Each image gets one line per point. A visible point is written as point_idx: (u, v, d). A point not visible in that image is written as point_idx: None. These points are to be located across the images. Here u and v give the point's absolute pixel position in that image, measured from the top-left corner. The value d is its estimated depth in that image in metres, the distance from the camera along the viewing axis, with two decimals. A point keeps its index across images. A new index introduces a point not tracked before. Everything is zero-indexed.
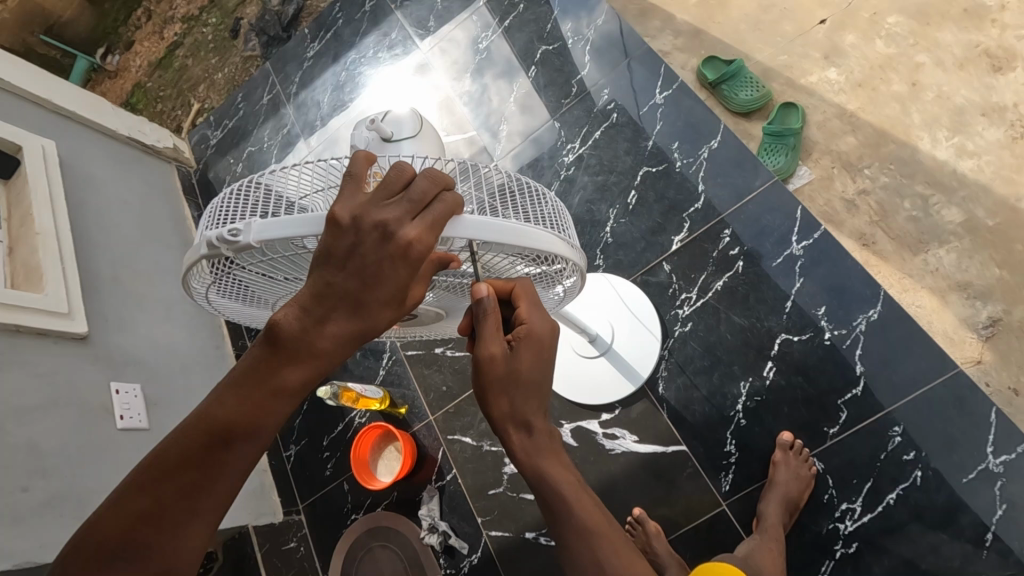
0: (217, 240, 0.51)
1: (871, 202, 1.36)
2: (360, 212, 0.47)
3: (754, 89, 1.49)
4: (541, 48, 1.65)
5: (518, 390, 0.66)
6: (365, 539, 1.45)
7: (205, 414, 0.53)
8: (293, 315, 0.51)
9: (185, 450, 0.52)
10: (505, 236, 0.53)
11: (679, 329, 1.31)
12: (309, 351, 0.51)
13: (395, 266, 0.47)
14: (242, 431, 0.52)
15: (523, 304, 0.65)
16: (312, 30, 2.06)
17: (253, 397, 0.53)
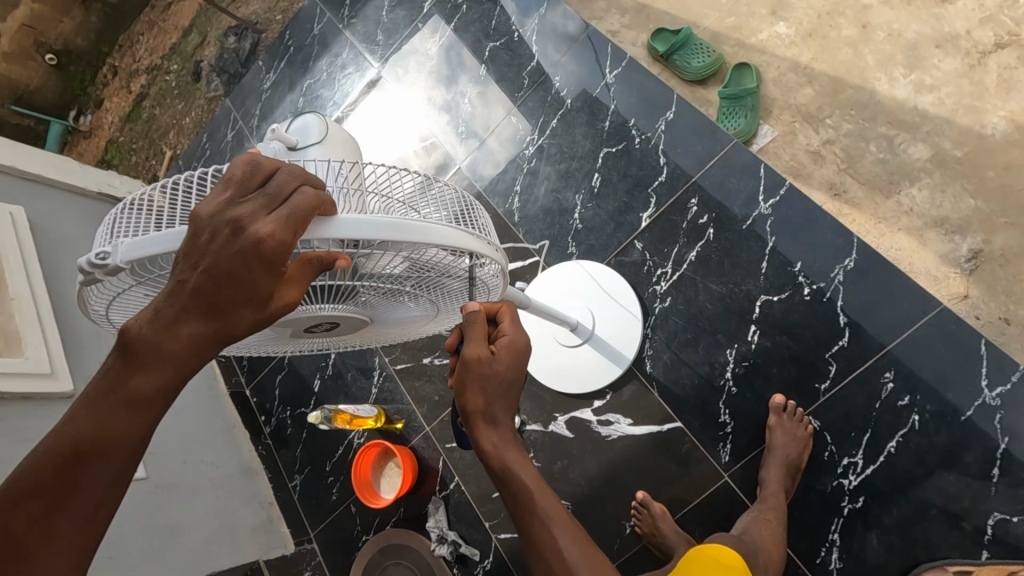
0: (88, 263, 0.51)
1: (836, 151, 1.33)
2: (217, 209, 0.48)
3: (705, 55, 1.47)
4: (490, 45, 1.64)
5: (494, 389, 0.67)
6: (378, 560, 1.41)
7: (55, 433, 0.48)
8: (143, 319, 0.49)
9: (37, 473, 0.48)
10: (394, 231, 0.52)
11: (660, 306, 1.30)
12: (162, 354, 0.49)
13: (246, 261, 0.47)
14: (96, 445, 0.48)
15: (507, 322, 0.70)
16: (268, 62, 2.07)
17: (108, 408, 0.49)
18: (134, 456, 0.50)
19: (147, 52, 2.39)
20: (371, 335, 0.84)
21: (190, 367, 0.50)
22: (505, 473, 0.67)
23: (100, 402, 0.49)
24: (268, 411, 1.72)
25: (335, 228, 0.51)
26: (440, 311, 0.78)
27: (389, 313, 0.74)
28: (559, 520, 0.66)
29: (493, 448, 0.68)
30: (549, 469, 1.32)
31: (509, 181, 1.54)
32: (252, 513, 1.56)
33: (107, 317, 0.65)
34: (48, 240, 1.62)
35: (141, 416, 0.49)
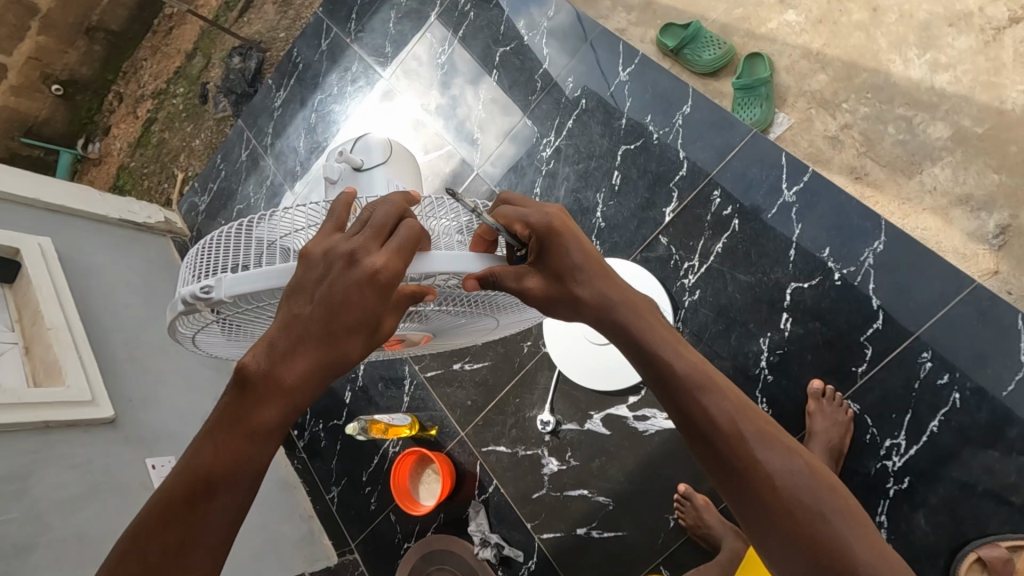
0: (191, 296, 0.54)
1: (855, 134, 1.34)
2: (330, 246, 0.53)
3: (715, 47, 1.48)
4: (499, 50, 1.66)
5: (575, 288, 0.67)
6: (421, 565, 1.42)
7: (185, 467, 0.52)
8: (261, 353, 0.52)
9: (168, 502, 0.51)
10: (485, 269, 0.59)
11: (689, 299, 1.30)
12: (278, 386, 0.52)
13: (362, 290, 0.51)
14: (222, 476, 0.51)
15: (517, 222, 0.65)
16: (276, 80, 2.09)
17: (230, 439, 0.52)
18: (253, 489, 0.53)
19: (152, 77, 2.42)
20: (416, 351, 0.86)
21: (302, 397, 0.53)
22: (644, 359, 0.67)
23: (225, 433, 0.53)
24: (302, 426, 1.74)
25: (428, 266, 0.54)
26: (496, 327, 0.82)
27: (445, 330, 0.78)
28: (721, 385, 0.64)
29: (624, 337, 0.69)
30: (589, 466, 1.34)
31: (528, 183, 1.55)
32: (294, 526, 1.58)
33: (191, 340, 0.68)
34: (76, 269, 1.65)
35: (261, 449, 0.53)
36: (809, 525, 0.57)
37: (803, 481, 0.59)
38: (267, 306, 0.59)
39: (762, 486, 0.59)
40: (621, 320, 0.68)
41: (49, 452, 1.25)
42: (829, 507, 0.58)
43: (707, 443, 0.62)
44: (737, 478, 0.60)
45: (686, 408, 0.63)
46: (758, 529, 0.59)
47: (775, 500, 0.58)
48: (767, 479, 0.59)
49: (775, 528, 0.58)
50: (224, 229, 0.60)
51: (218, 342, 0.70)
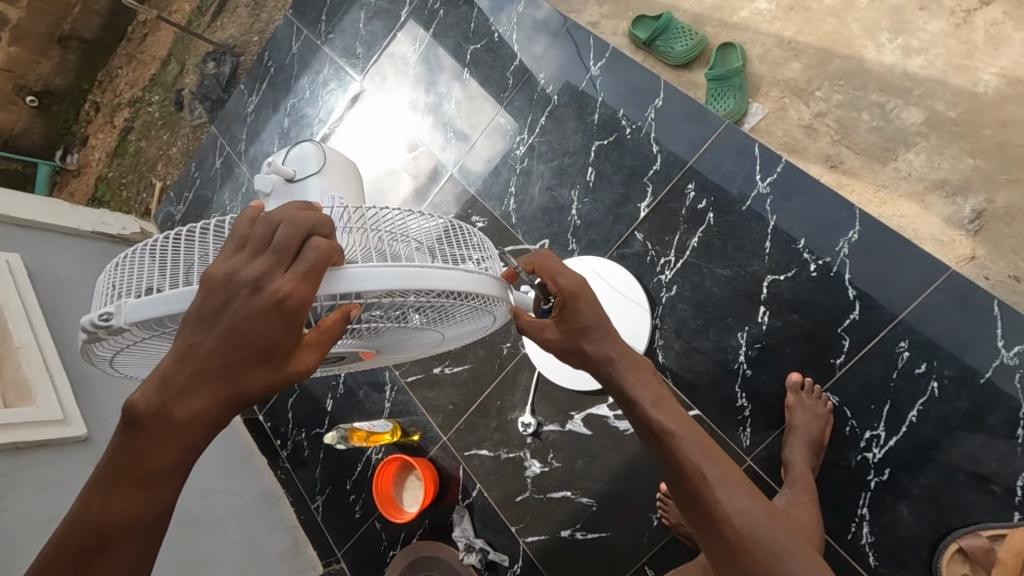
0: (91, 324, 0.53)
1: (830, 122, 1.33)
2: (231, 271, 0.51)
3: (688, 38, 1.47)
4: (470, 48, 1.63)
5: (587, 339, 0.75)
6: (409, 572, 1.40)
7: (78, 516, 0.50)
8: (153, 391, 0.50)
9: (66, 551, 0.50)
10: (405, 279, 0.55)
11: (666, 295, 1.29)
12: (173, 425, 0.50)
13: (268, 316, 0.50)
14: (121, 525, 0.49)
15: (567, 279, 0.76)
16: (249, 84, 2.06)
17: (122, 487, 0.50)
18: (157, 533, 0.51)
19: (128, 85, 2.38)
20: (372, 363, 0.83)
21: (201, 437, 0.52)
22: (628, 405, 0.74)
23: (119, 484, 0.50)
24: (284, 435, 1.72)
25: (341, 281, 0.53)
26: (443, 340, 0.79)
27: (394, 342, 0.75)
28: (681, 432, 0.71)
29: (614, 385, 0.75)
30: (572, 467, 1.33)
31: (503, 183, 1.53)
32: (279, 538, 1.56)
33: (112, 365, 0.65)
34: (49, 285, 1.62)
35: (160, 493, 0.51)
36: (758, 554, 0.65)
37: (755, 521, 0.66)
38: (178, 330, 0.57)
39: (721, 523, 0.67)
40: (617, 374, 0.75)
41: (20, 474, 1.22)
42: (784, 550, 0.65)
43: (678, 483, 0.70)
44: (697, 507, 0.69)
45: (655, 438, 0.71)
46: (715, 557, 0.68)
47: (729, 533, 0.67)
48: (722, 518, 0.67)
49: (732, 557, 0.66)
50: (137, 247, 0.57)
51: (141, 366, 0.68)
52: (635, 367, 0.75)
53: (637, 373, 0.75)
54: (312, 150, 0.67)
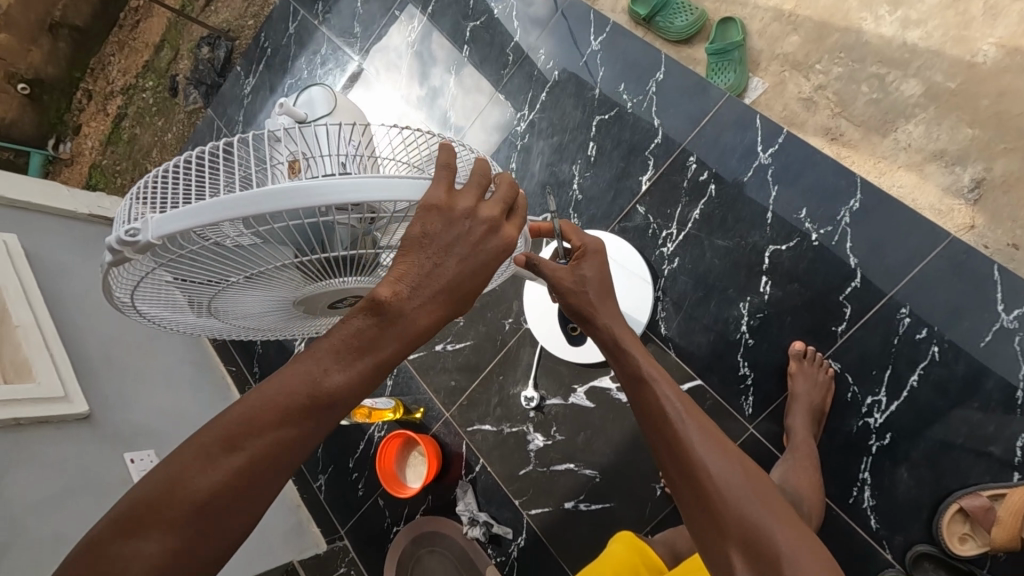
0: (117, 241, 0.52)
1: (829, 95, 1.33)
2: (456, 214, 0.56)
3: (688, 13, 1.47)
4: (469, 25, 1.62)
5: (592, 292, 0.85)
6: (412, 549, 1.42)
7: (298, 381, 0.55)
8: (396, 293, 0.56)
9: (277, 408, 0.54)
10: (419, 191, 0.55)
11: (668, 267, 1.29)
12: (403, 330, 0.57)
13: (478, 268, 0.58)
14: (329, 402, 0.55)
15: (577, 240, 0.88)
16: (246, 67, 2.04)
17: (343, 366, 0.56)
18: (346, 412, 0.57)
19: (120, 73, 2.36)
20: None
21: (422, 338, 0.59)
22: (616, 354, 0.82)
23: (342, 363, 0.56)
24: None
25: (350, 189, 0.51)
26: None
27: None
28: (663, 381, 0.78)
29: (608, 336, 0.84)
30: (575, 440, 1.33)
31: (504, 160, 1.53)
32: (282, 516, 1.57)
33: (130, 302, 0.65)
34: (47, 267, 1.61)
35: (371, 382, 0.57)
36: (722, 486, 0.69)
37: (734, 483, 0.70)
38: (204, 256, 0.56)
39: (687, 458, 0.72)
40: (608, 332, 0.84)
41: (21, 451, 1.22)
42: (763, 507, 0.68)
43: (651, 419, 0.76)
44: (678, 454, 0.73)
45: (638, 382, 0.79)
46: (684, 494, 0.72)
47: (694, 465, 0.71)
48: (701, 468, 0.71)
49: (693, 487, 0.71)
50: (157, 173, 0.57)
51: (157, 305, 0.67)
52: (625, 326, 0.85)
53: (626, 331, 0.84)
54: (322, 91, 0.70)
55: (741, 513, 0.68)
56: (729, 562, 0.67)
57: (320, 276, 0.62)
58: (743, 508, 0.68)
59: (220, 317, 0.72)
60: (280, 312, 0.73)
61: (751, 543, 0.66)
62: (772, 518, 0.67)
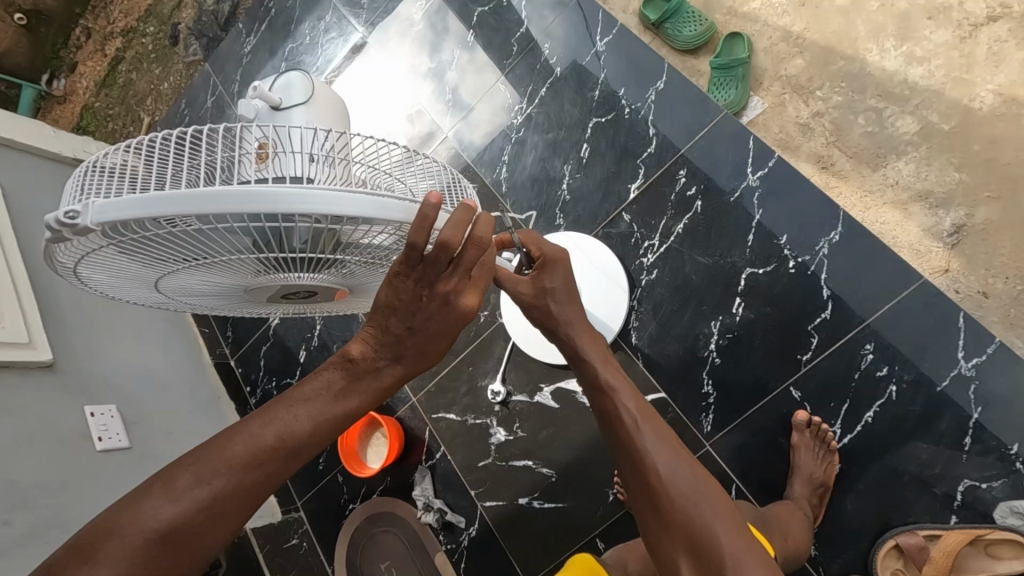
0: (56, 220, 0.51)
1: (826, 123, 1.33)
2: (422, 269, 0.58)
3: (696, 23, 1.46)
4: (477, 9, 1.60)
5: (551, 300, 0.86)
6: (367, 526, 1.47)
7: (270, 425, 0.61)
8: (363, 350, 0.66)
9: (251, 450, 0.60)
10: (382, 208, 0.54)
11: (646, 278, 1.30)
12: (373, 381, 0.66)
13: (444, 321, 0.62)
14: (300, 447, 0.62)
15: (534, 248, 0.87)
16: (248, 25, 1.99)
17: (312, 409, 0.63)
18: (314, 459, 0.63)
19: (122, 15, 2.30)
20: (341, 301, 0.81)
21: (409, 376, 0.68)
22: (578, 362, 0.86)
23: (309, 408, 0.63)
24: (254, 382, 1.72)
25: (312, 201, 0.50)
26: None
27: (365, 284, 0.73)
28: (621, 389, 0.81)
29: (568, 345, 0.87)
30: (536, 437, 1.35)
31: (496, 151, 1.51)
32: None
33: (74, 272, 0.64)
34: (24, 210, 1.58)
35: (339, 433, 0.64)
36: (670, 488, 0.70)
37: (686, 482, 0.71)
38: (149, 243, 0.56)
39: (640, 460, 0.73)
40: (570, 337, 0.86)
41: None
42: (711, 509, 0.69)
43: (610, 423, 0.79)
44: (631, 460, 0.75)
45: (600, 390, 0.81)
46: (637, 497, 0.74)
47: (650, 468, 0.72)
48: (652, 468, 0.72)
49: (645, 489, 0.73)
50: (118, 148, 0.56)
51: (104, 278, 0.66)
52: (586, 332, 0.87)
53: (591, 338, 0.87)
54: (300, 81, 0.66)
55: (687, 517, 0.68)
56: (677, 567, 0.68)
57: (276, 269, 0.62)
58: (691, 516, 0.68)
59: (170, 293, 0.72)
60: (234, 295, 0.73)
61: (697, 549, 0.67)
62: (718, 525, 0.67)
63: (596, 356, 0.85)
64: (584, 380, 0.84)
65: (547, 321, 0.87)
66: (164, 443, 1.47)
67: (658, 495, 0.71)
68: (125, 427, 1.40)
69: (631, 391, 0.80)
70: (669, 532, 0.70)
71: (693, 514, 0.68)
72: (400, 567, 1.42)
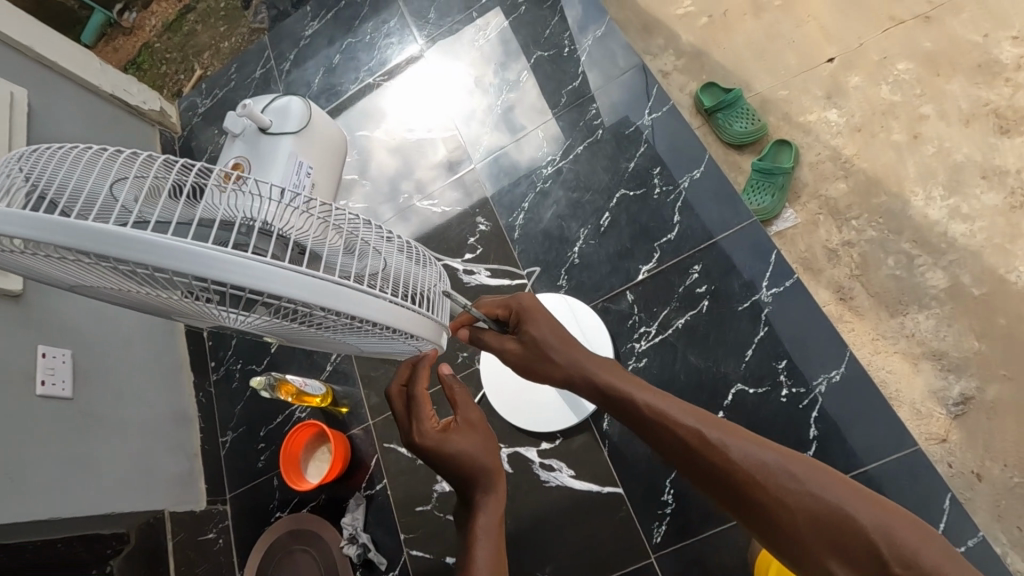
0: None
1: (854, 254, 1.28)
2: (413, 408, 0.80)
3: (749, 121, 1.44)
4: (537, 52, 1.59)
5: (550, 349, 0.82)
6: (286, 540, 1.37)
7: None
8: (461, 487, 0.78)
9: None
10: (324, 296, 0.49)
11: (633, 364, 1.24)
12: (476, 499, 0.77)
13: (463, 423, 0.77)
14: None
15: (499, 309, 0.86)
16: (315, 9, 1.99)
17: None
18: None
19: None
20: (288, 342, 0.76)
21: (470, 464, 0.75)
22: (609, 395, 0.80)
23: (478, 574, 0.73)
24: (220, 359, 1.66)
25: (236, 271, 0.45)
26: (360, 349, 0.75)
27: (311, 341, 0.68)
28: (664, 402, 0.75)
29: (591, 382, 0.82)
30: None
31: (518, 195, 1.48)
32: (176, 462, 1.47)
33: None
34: (41, 133, 1.56)
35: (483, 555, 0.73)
36: (787, 488, 0.63)
37: (775, 467, 0.64)
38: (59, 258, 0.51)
39: (738, 475, 0.65)
40: (591, 372, 0.82)
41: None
42: (814, 484, 0.62)
43: (682, 453, 0.71)
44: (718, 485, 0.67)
45: (645, 418, 0.75)
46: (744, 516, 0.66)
47: (755, 484, 0.64)
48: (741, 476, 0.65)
49: (760, 510, 0.64)
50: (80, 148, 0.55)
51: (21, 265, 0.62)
52: (600, 366, 0.82)
53: (607, 368, 0.82)
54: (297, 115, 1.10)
55: (822, 515, 0.60)
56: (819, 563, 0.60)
57: (210, 316, 0.57)
58: (801, 496, 0.62)
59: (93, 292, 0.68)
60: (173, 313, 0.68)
61: (824, 527, 0.59)
62: (830, 492, 0.61)
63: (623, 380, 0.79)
64: (621, 411, 0.79)
65: (553, 373, 0.84)
66: (110, 402, 1.38)
67: (776, 510, 0.62)
68: (73, 377, 1.32)
69: (674, 403, 0.75)
70: (792, 533, 0.61)
71: (825, 512, 0.60)
72: None
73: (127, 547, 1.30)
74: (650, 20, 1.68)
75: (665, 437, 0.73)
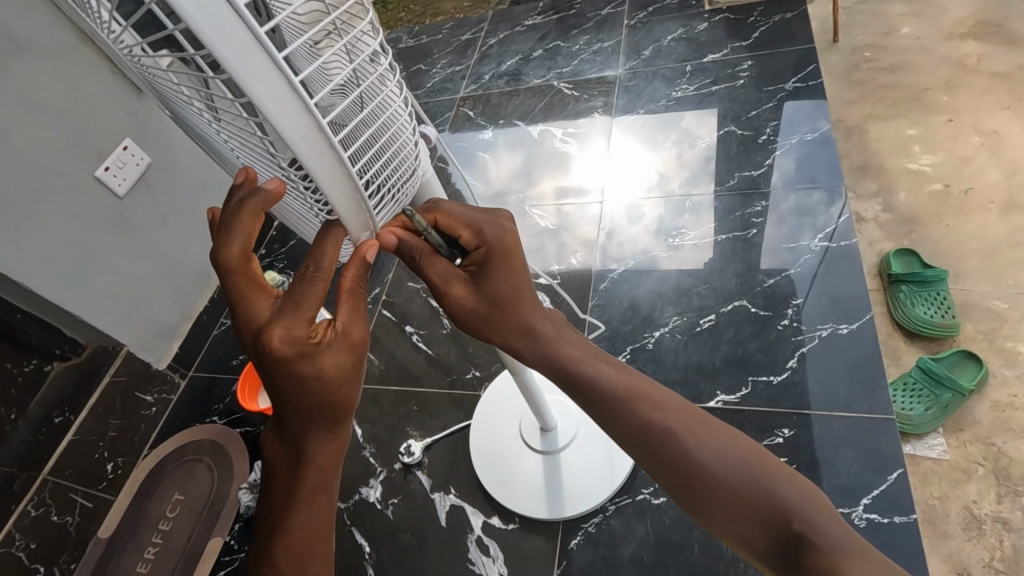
0: None
1: (1004, 539, 0.91)
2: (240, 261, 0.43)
3: (937, 311, 1.12)
4: (731, 127, 1.40)
5: (507, 312, 0.54)
6: (202, 448, 1.25)
7: (290, 543, 0.53)
8: (282, 444, 0.52)
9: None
10: (212, 23, 0.31)
11: (645, 496, 0.95)
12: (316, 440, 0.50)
13: (336, 353, 0.44)
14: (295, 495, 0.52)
15: (463, 227, 0.51)
16: (545, 6, 1.97)
17: (302, 497, 0.52)
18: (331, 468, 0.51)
19: None
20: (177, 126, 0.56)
21: (330, 397, 0.45)
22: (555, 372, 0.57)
23: (297, 494, 0.52)
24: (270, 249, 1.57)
25: None
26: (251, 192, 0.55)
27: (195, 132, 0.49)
28: (622, 377, 0.56)
29: (543, 359, 0.56)
30: (394, 530, 1.02)
31: (629, 251, 1.26)
32: (165, 312, 1.39)
33: None
34: None
35: (314, 477, 0.51)
36: (751, 490, 0.50)
37: (740, 465, 0.51)
38: None
39: (702, 477, 0.51)
40: (554, 357, 0.56)
41: (55, 45, 1.14)
42: (776, 483, 0.50)
43: (644, 455, 0.54)
44: (689, 484, 0.52)
45: (604, 407, 0.55)
46: (703, 517, 0.52)
47: (723, 495, 0.50)
48: (710, 480, 0.51)
49: (714, 508, 0.51)
50: None
51: None
52: (557, 328, 0.57)
53: (565, 334, 0.57)
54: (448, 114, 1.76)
55: (772, 512, 0.49)
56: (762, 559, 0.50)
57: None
58: (758, 486, 0.50)
59: None
60: None
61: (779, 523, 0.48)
62: (782, 485, 0.50)
63: (573, 347, 0.57)
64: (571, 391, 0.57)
65: (503, 337, 0.56)
66: (151, 222, 1.35)
67: (732, 508, 0.50)
68: (135, 181, 1.30)
69: (641, 384, 0.56)
70: (751, 530, 0.50)
71: (781, 516, 0.49)
72: (180, 514, 1.18)
73: (75, 358, 1.27)
74: (872, 161, 1.43)
75: (624, 434, 0.55)
